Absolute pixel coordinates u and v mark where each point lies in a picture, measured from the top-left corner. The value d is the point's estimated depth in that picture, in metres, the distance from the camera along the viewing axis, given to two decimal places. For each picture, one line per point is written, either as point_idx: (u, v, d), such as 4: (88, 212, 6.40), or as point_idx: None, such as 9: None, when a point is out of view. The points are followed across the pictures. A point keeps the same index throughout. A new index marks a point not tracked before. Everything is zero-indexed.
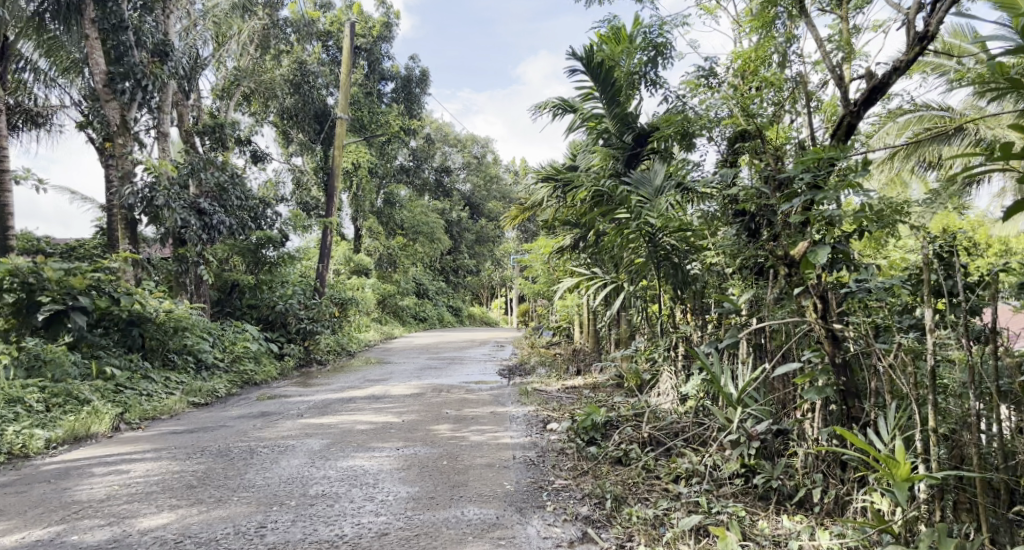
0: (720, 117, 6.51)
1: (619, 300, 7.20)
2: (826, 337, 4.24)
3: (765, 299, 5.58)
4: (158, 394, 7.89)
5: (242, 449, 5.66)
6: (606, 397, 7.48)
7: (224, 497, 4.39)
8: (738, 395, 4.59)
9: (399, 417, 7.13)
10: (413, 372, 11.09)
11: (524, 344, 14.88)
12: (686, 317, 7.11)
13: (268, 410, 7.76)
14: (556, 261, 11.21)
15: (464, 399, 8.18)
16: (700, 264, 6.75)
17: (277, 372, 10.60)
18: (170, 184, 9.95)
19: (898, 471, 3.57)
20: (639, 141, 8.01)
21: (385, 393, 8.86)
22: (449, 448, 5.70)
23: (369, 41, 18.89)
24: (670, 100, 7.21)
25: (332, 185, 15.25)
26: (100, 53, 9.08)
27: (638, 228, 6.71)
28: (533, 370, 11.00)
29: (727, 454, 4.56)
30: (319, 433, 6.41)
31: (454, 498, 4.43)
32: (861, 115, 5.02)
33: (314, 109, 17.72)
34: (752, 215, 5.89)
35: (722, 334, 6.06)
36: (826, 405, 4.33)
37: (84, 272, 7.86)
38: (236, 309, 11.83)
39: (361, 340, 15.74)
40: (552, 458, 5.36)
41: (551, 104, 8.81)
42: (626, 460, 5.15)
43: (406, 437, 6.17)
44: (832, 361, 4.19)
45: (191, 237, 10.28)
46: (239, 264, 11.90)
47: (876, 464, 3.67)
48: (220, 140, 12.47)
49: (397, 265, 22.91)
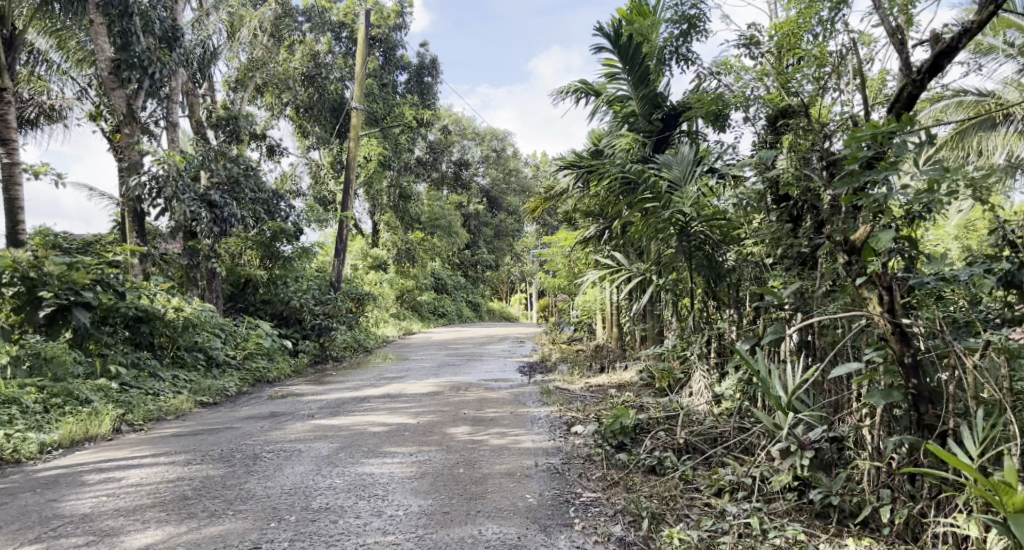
0: (758, 94, 6.16)
1: (647, 293, 6.75)
2: (892, 334, 3.74)
3: (812, 292, 5.10)
4: (164, 393, 7.51)
5: (245, 454, 5.26)
6: (635, 397, 7.03)
7: (218, 511, 3.98)
8: (788, 399, 4.18)
9: (415, 418, 6.73)
10: (430, 370, 10.57)
11: (545, 340, 14.51)
12: (721, 312, 6.68)
13: (278, 410, 7.38)
14: (577, 254, 10.81)
15: (484, 399, 7.75)
16: (735, 254, 6.29)
17: (291, 369, 10.24)
18: (181, 178, 9.44)
19: (1010, 501, 3.12)
20: (669, 122, 7.59)
21: (401, 392, 8.47)
22: (466, 454, 5.28)
23: (383, 31, 18.55)
24: (704, 77, 6.77)
25: (348, 177, 14.80)
26: (105, 39, 8.47)
27: (666, 218, 6.25)
28: (555, 366, 10.61)
29: (777, 465, 4.09)
30: (327, 435, 6.00)
31: (471, 513, 4.01)
32: (925, 83, 4.50)
33: (329, 101, 17.32)
34: (795, 200, 5.69)
35: (763, 330, 5.61)
36: (888, 410, 3.87)
37: (87, 266, 7.38)
38: (250, 304, 11.49)
39: (377, 335, 15.39)
40: (578, 467, 4.92)
41: (572, 87, 8.36)
42: (661, 469, 4.69)
43: (421, 440, 5.76)
44: (900, 361, 3.68)
45: (201, 231, 9.86)
46: (252, 257, 11.49)
47: (974, 487, 3.22)
48: (235, 133, 12.39)
49: (414, 261, 21.89)
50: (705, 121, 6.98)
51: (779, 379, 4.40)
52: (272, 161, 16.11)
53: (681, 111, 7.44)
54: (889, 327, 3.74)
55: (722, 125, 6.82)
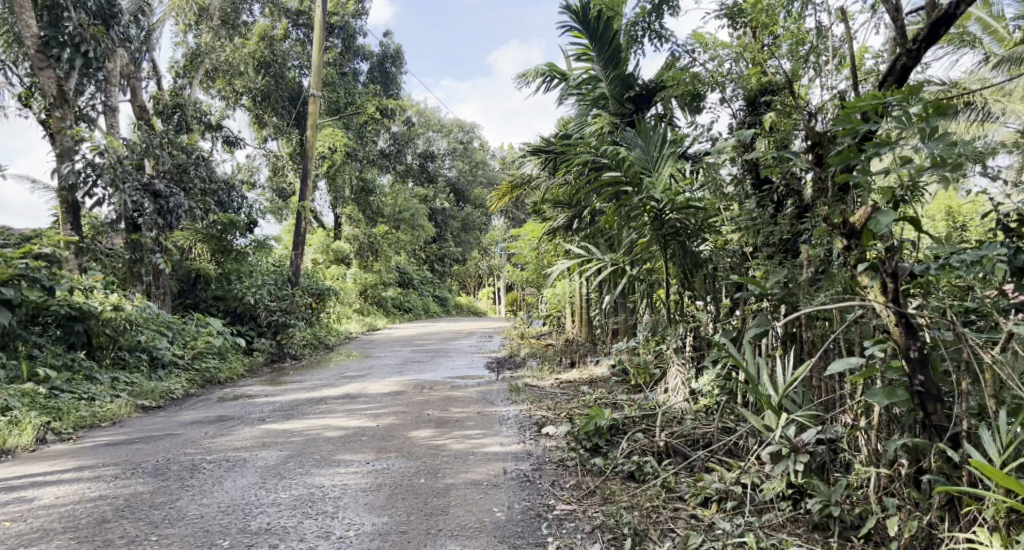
0: (736, 72, 5.84)
1: (619, 284, 6.38)
2: (897, 325, 3.33)
3: (798, 280, 4.77)
4: (99, 397, 6.95)
5: (182, 465, 4.75)
6: (609, 394, 6.66)
7: (139, 538, 3.53)
8: (779, 397, 3.88)
9: (374, 421, 6.28)
10: (394, 368, 10.11)
11: (513, 334, 14.12)
12: (696, 303, 6.35)
13: (226, 414, 6.86)
14: (544, 245, 10.46)
15: (448, 398, 7.31)
16: (712, 242, 5.92)
17: (245, 370, 9.72)
18: (122, 167, 8.92)
19: None
20: (641, 103, 7.29)
21: (360, 392, 8.00)
22: (429, 461, 4.85)
23: (342, 18, 17.95)
24: (679, 54, 6.46)
25: (306, 168, 14.26)
26: (31, 14, 7.76)
27: (638, 204, 5.89)
28: (524, 362, 10.20)
29: (768, 470, 3.76)
30: (277, 442, 5.53)
31: (430, 533, 3.61)
32: (920, 52, 4.08)
33: (286, 90, 16.74)
34: (775, 185, 5.35)
35: (744, 322, 5.27)
36: (888, 409, 3.53)
37: (8, 259, 6.88)
38: (200, 301, 10.92)
39: (339, 332, 14.88)
40: (550, 473, 4.51)
41: (537, 69, 7.92)
42: (640, 475, 4.31)
43: (379, 446, 5.31)
44: (905, 355, 3.29)
45: (145, 223, 9.27)
46: (202, 251, 10.91)
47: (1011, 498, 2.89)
48: (184, 121, 12.01)
49: (378, 255, 21.38)
50: (678, 103, 6.66)
51: (768, 378, 4.07)
52: (226, 152, 15.50)
53: (653, 93, 7.14)
54: (894, 318, 3.34)
55: (698, 107, 6.48)
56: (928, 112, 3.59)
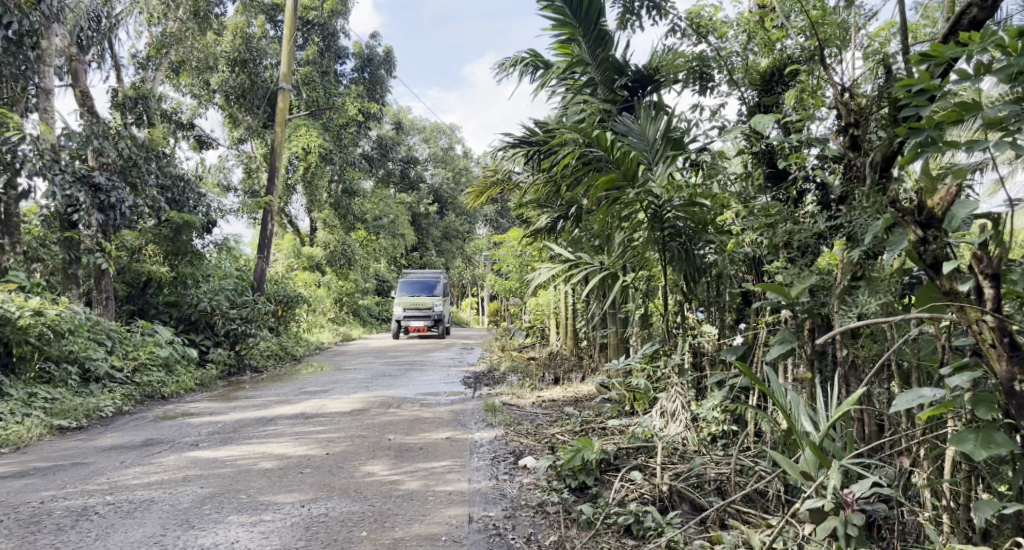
0: (743, 51, 4.97)
1: (609, 296, 5.45)
2: (999, 345, 2.55)
3: (829, 289, 3.93)
4: (7, 416, 6.02)
5: (70, 507, 3.85)
6: (597, 419, 5.78)
7: None
8: (820, 437, 3.05)
9: (323, 448, 5.38)
10: (361, 383, 9.17)
11: (495, 346, 13.21)
12: (695, 314, 5.46)
13: (155, 436, 5.94)
14: (529, 252, 9.62)
15: (415, 420, 6.43)
16: (718, 246, 5.04)
17: (194, 383, 8.77)
18: (55, 155, 7.99)
19: None
20: (634, 90, 6.44)
21: (318, 410, 7.08)
22: (378, 504, 3.95)
23: (322, 16, 17.12)
24: (678, 31, 5.62)
25: (275, 168, 13.29)
26: None
27: (633, 200, 4.97)
28: (504, 377, 9.28)
29: (808, 535, 2.94)
30: (202, 475, 4.61)
31: None
32: (995, 1, 3.28)
33: (260, 90, 15.84)
34: (794, 176, 4.47)
35: (762, 338, 4.43)
36: (974, 460, 2.74)
37: None
38: (149, 306, 9.98)
39: (309, 341, 13.92)
40: (524, 524, 3.67)
41: (518, 57, 7.08)
42: (639, 531, 3.48)
43: (324, 482, 4.42)
44: (1006, 387, 2.51)
45: (84, 218, 8.30)
46: (154, 252, 9.87)
47: None
48: (144, 113, 11.21)
49: (354, 262, 20.41)
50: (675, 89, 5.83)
51: (805, 412, 3.22)
52: (194, 150, 14.60)
53: (647, 76, 6.34)
54: (993, 336, 2.55)
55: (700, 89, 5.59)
56: (1019, 60, 2.80)
